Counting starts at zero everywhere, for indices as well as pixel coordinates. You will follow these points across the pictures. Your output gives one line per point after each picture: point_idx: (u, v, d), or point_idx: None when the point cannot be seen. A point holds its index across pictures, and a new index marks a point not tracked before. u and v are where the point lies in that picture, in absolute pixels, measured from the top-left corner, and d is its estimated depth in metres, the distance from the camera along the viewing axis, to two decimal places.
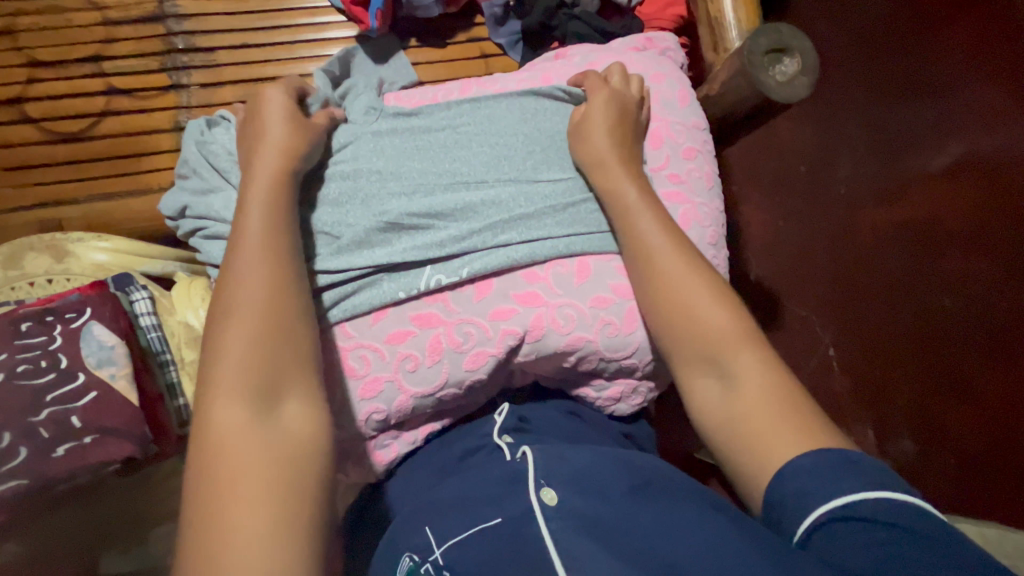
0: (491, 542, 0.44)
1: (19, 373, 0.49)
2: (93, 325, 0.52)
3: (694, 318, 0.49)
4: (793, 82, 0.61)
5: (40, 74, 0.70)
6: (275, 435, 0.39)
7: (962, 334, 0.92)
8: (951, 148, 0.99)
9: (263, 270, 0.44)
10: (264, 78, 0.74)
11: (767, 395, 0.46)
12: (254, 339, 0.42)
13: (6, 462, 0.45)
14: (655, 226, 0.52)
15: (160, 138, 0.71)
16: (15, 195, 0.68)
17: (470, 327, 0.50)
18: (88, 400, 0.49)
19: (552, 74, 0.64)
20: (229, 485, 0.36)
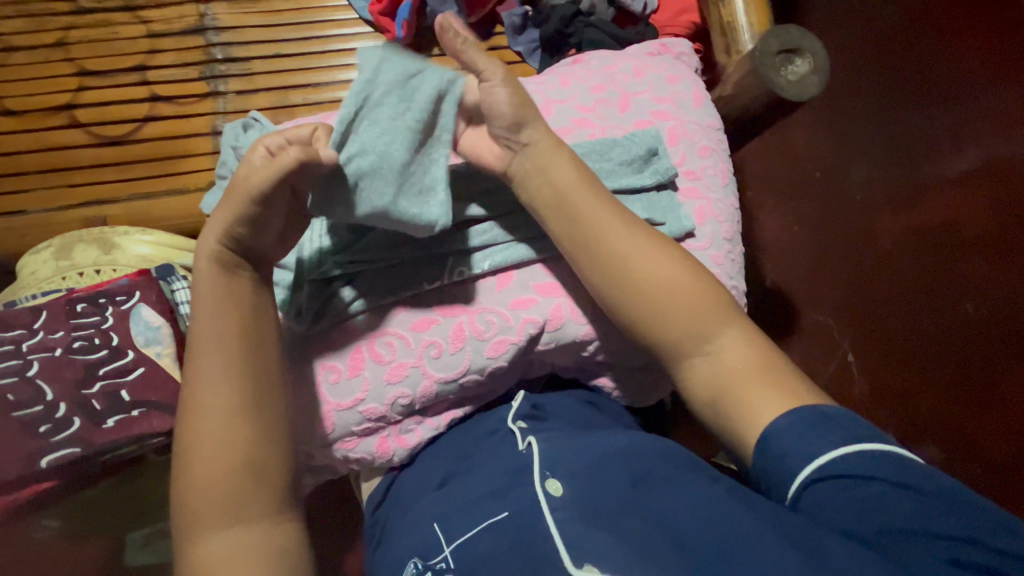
0: (499, 536, 0.45)
1: (74, 349, 0.53)
2: (143, 307, 0.56)
3: (657, 285, 0.50)
4: (805, 81, 0.63)
5: (89, 83, 0.75)
6: (237, 494, 0.44)
7: (984, 336, 0.97)
8: (970, 153, 1.06)
9: (211, 346, 0.46)
10: (295, 85, 0.78)
11: (752, 362, 0.48)
12: (210, 411, 0.45)
13: (62, 430, 0.48)
14: (608, 213, 0.51)
15: (198, 142, 0.75)
16: (63, 195, 0.72)
17: (491, 316, 0.52)
18: (135, 375, 0.53)
19: (572, 77, 0.67)
20: (199, 533, 0.43)
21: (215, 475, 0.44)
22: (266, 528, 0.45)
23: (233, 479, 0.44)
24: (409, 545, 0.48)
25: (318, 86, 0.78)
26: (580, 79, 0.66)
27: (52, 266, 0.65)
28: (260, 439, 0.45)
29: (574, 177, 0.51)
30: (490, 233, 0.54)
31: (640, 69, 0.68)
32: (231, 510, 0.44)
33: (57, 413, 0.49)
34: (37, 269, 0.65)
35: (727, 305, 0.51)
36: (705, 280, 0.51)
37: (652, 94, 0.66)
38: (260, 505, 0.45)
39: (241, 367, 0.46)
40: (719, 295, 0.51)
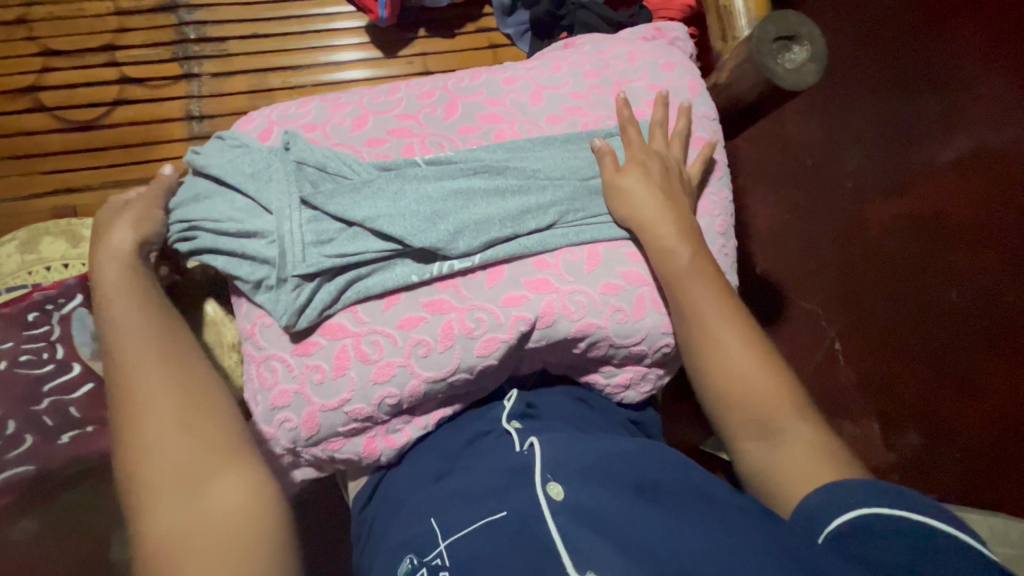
0: (496, 535, 0.43)
1: (21, 362, 0.54)
2: (89, 318, 0.56)
3: (734, 376, 0.50)
4: (801, 70, 0.61)
5: (53, 64, 0.70)
6: (182, 458, 0.45)
7: (972, 326, 0.99)
8: (958, 142, 1.06)
9: (135, 330, 0.50)
10: (274, 68, 0.74)
11: (825, 452, 0.47)
12: (152, 383, 0.47)
13: (14, 448, 0.52)
14: (711, 302, 0.52)
15: (172, 127, 0.71)
16: (30, 183, 0.69)
17: (481, 313, 0.51)
18: (83, 392, 0.54)
19: (562, 63, 0.64)
20: (152, 502, 0.43)
21: (162, 445, 0.45)
22: (217, 488, 0.44)
23: (178, 444, 0.45)
24: (401, 546, 0.47)
25: (299, 69, 0.75)
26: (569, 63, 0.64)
27: (17, 260, 0.62)
28: (212, 416, 0.48)
29: (680, 271, 0.52)
30: (481, 230, 0.52)
31: (634, 55, 0.65)
32: (177, 472, 0.44)
33: (7, 430, 0.52)
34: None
35: (801, 407, 0.50)
36: (781, 379, 0.51)
37: (646, 82, 0.64)
38: (212, 463, 0.45)
39: (171, 345, 0.50)
40: (794, 393, 0.50)
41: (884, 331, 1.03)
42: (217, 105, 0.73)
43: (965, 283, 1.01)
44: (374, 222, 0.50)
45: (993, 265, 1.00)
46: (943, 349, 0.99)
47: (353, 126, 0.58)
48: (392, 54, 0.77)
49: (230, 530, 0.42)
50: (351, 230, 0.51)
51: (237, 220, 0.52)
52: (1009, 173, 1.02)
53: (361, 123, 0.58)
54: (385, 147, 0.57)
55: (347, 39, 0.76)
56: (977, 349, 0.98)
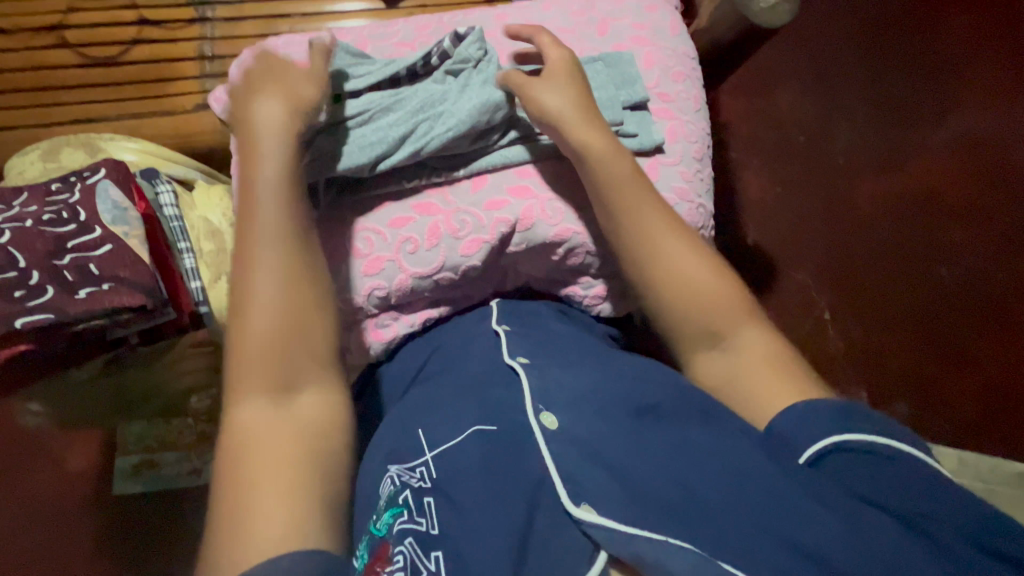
0: (484, 447, 0.45)
1: (42, 221, 0.46)
2: (108, 183, 0.48)
3: (687, 287, 0.51)
4: (775, 9, 0.63)
5: (77, 4, 0.75)
6: (283, 364, 0.45)
7: (955, 300, 1.06)
8: (951, 125, 1.16)
9: (269, 213, 0.47)
10: (282, 14, 0.79)
11: (770, 361, 0.49)
12: (264, 273, 0.46)
13: (33, 299, 0.42)
14: (652, 210, 0.53)
15: (185, 66, 0.76)
16: (51, 114, 0.73)
17: (466, 216, 0.54)
18: (100, 252, 0.45)
19: (551, 4, 0.69)
20: (236, 393, 0.44)
21: (263, 344, 0.44)
22: (302, 404, 0.44)
23: (278, 345, 0.45)
24: (383, 459, 0.47)
25: (306, 16, 0.79)
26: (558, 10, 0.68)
27: (39, 168, 0.63)
28: (311, 307, 0.47)
29: (624, 175, 0.53)
30: (480, 108, 0.54)
31: None
32: (273, 379, 0.44)
33: (32, 280, 0.43)
34: (24, 170, 0.64)
35: (752, 308, 0.52)
36: (727, 279, 0.52)
37: (630, 21, 0.68)
38: (303, 375, 0.45)
39: (285, 236, 0.47)
40: (739, 293, 0.52)
41: (869, 291, 1.07)
42: (228, 47, 0.77)
43: (954, 256, 1.08)
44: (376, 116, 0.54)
45: (969, 238, 1.09)
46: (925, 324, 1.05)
47: None
48: (393, 5, 0.81)
49: (301, 443, 0.42)
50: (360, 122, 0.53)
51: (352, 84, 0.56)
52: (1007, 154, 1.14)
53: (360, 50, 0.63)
54: None
55: None
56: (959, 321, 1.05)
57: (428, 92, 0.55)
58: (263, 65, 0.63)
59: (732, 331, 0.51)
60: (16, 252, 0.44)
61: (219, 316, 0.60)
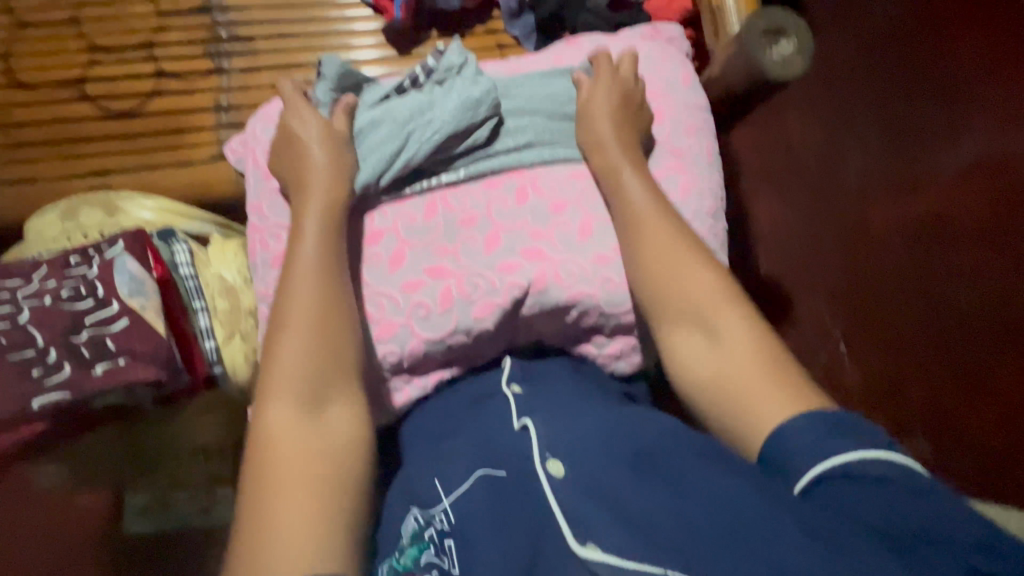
0: (489, 493, 0.47)
1: (61, 297, 0.46)
2: (123, 255, 0.49)
3: (676, 277, 0.52)
4: (789, 61, 0.64)
5: (99, 58, 0.77)
6: (316, 378, 0.46)
7: (975, 325, 0.88)
8: (967, 145, 0.94)
9: (310, 242, 0.51)
10: (297, 64, 0.80)
11: (755, 352, 0.48)
12: (302, 292, 0.49)
13: (50, 375, 0.43)
14: (642, 194, 0.56)
15: (202, 117, 0.77)
16: (67, 166, 0.74)
17: (479, 279, 0.54)
18: (117, 327, 0.46)
19: (562, 57, 0.70)
20: (263, 410, 0.45)
21: (296, 356, 0.46)
22: (329, 416, 0.45)
23: (309, 359, 0.46)
24: (405, 500, 0.51)
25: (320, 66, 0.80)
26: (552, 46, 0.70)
27: (58, 226, 0.64)
28: (344, 330, 0.49)
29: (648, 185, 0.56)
30: (463, 111, 0.57)
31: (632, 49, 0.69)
32: (301, 389, 0.45)
33: (47, 358, 0.44)
34: (42, 229, 0.65)
35: (738, 297, 0.52)
36: (716, 272, 0.53)
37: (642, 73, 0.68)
38: (332, 389, 0.46)
39: (328, 269, 0.51)
40: (729, 290, 0.52)
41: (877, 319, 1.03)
42: (243, 97, 0.78)
43: (979, 280, 0.88)
44: (378, 125, 0.59)
45: (992, 262, 0.87)
46: (947, 356, 0.91)
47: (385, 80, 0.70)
48: (405, 53, 0.82)
49: (329, 456, 0.44)
50: (367, 132, 0.59)
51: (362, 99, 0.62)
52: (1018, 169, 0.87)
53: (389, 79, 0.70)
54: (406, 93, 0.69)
55: (364, 39, 0.82)
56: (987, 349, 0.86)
57: (415, 98, 0.60)
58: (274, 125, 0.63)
59: (721, 321, 0.50)
60: (33, 331, 0.44)
61: (233, 373, 0.60)
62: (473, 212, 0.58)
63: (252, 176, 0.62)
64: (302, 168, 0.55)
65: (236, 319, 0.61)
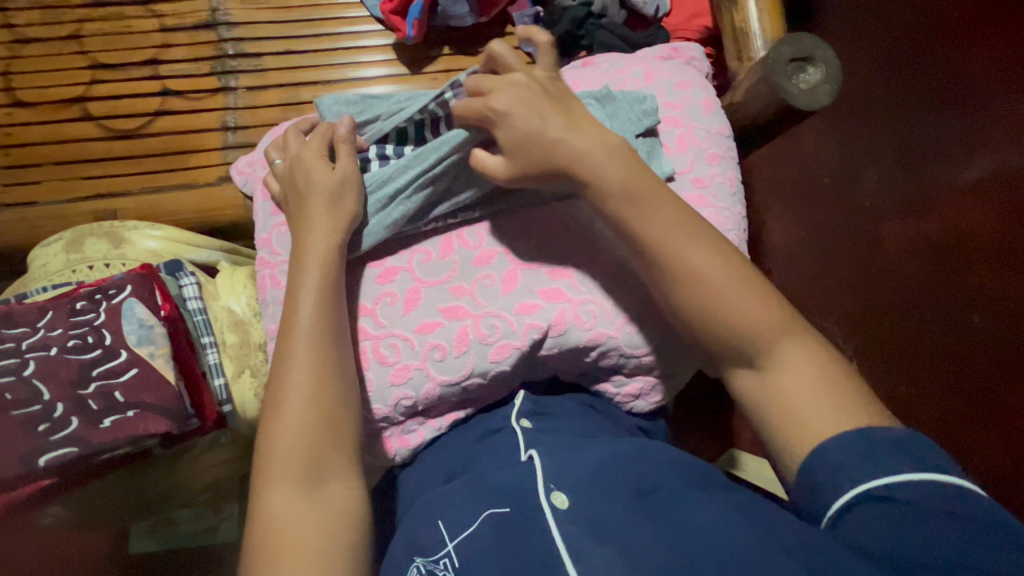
0: (494, 531, 0.44)
1: (68, 348, 0.48)
2: (133, 302, 0.50)
3: (732, 312, 0.47)
4: (816, 90, 0.62)
5: (102, 76, 0.75)
6: (313, 454, 0.45)
7: (988, 351, 0.83)
8: (982, 160, 0.89)
9: (308, 308, 0.49)
10: (305, 82, 0.78)
11: (812, 386, 0.45)
12: (301, 365, 0.47)
13: (58, 430, 0.44)
14: (695, 242, 0.48)
15: (208, 137, 0.75)
16: (71, 188, 0.73)
17: (495, 321, 0.53)
18: (128, 377, 0.47)
19: (581, 80, 0.68)
20: (262, 489, 0.44)
21: (296, 434, 0.46)
22: (330, 494, 0.45)
23: (309, 436, 0.46)
24: (407, 548, 0.47)
25: (328, 83, 0.78)
26: (560, 76, 0.70)
27: (62, 259, 0.64)
28: (340, 400, 0.47)
29: (672, 205, 0.49)
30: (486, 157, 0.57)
31: (651, 74, 0.68)
32: (301, 469, 0.45)
33: (55, 413, 0.45)
34: (47, 261, 0.65)
35: (793, 322, 0.48)
36: (771, 298, 0.48)
37: (662, 100, 0.66)
38: (328, 465, 0.46)
39: (325, 333, 0.49)
40: (781, 313, 0.47)
41: (880, 328, 1.01)
42: (250, 117, 0.76)
43: (993, 303, 0.84)
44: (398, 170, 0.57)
45: (1009, 285, 0.82)
46: (969, 375, 0.86)
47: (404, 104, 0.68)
48: (417, 70, 0.80)
49: (324, 537, 0.43)
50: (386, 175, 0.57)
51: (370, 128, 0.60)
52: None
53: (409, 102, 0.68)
54: None
55: (375, 55, 0.80)
56: (998, 379, 0.82)
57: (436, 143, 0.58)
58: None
59: (776, 358, 0.46)
60: (40, 384, 0.45)
61: (243, 411, 0.59)
62: (490, 251, 0.57)
63: (261, 208, 0.61)
64: (302, 223, 0.53)
65: (246, 354, 0.59)
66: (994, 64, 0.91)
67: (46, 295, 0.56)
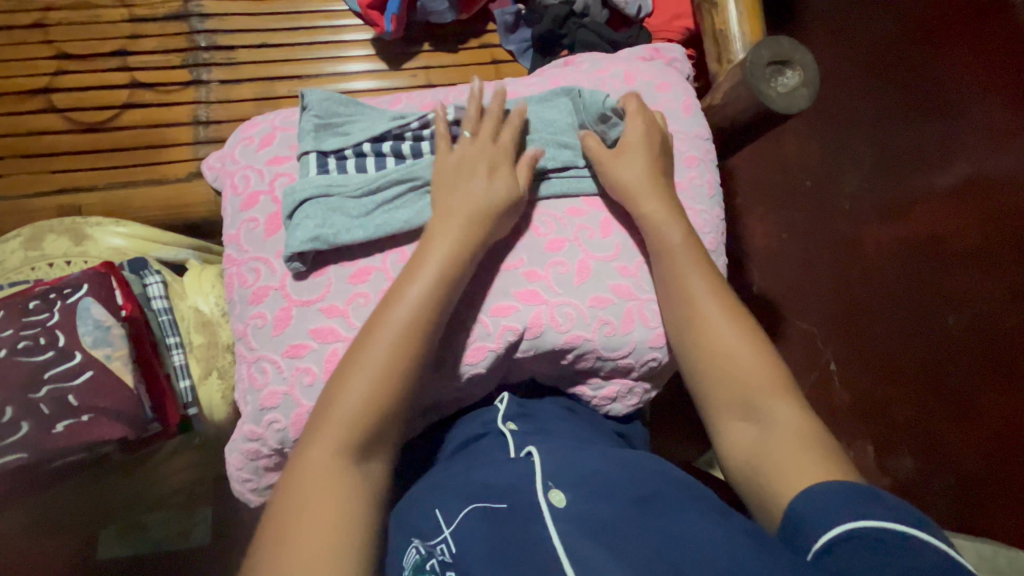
0: (488, 528, 0.44)
1: (18, 350, 0.45)
2: (89, 302, 0.48)
3: (731, 359, 0.51)
4: (794, 94, 0.62)
5: (67, 67, 0.73)
6: (372, 429, 0.46)
7: (959, 353, 0.90)
8: (958, 167, 0.96)
9: (422, 286, 0.48)
10: (280, 76, 0.76)
11: (803, 435, 0.47)
12: (391, 337, 0.47)
13: (6, 436, 0.43)
14: (698, 272, 0.54)
15: (179, 131, 0.73)
16: (32, 182, 0.70)
17: (471, 323, 0.53)
18: (82, 380, 0.45)
19: (561, 79, 0.67)
20: (307, 447, 0.44)
21: (360, 403, 0.45)
22: (370, 469, 0.46)
23: (375, 410, 0.46)
24: (406, 532, 0.47)
25: (305, 78, 0.76)
26: (540, 74, 0.69)
27: (21, 256, 0.62)
28: (414, 383, 0.47)
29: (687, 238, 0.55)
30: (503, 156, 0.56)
31: (631, 75, 0.67)
32: (355, 438, 0.45)
33: (4, 417, 0.43)
34: (4, 258, 0.62)
35: (791, 386, 0.50)
36: (764, 349, 0.52)
37: None
38: (378, 444, 0.46)
39: (428, 310, 0.48)
40: (781, 374, 0.51)
41: (857, 325, 1.00)
42: (224, 111, 0.74)
43: (967, 307, 0.91)
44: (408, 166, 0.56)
45: (992, 291, 0.89)
46: (937, 377, 0.91)
47: (385, 101, 0.66)
48: (396, 67, 0.79)
49: (348, 515, 0.42)
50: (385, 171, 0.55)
51: (354, 128, 0.58)
52: (1013, 198, 0.90)
53: (390, 100, 0.66)
54: (402, 107, 0.65)
55: (354, 50, 0.78)
56: (968, 378, 0.89)
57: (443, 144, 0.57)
58: (256, 147, 0.60)
59: (770, 415, 0.49)
60: None
61: (209, 414, 0.57)
62: None
63: (231, 204, 0.59)
64: (454, 200, 0.52)
65: (213, 355, 0.58)
66: (968, 75, 0.98)
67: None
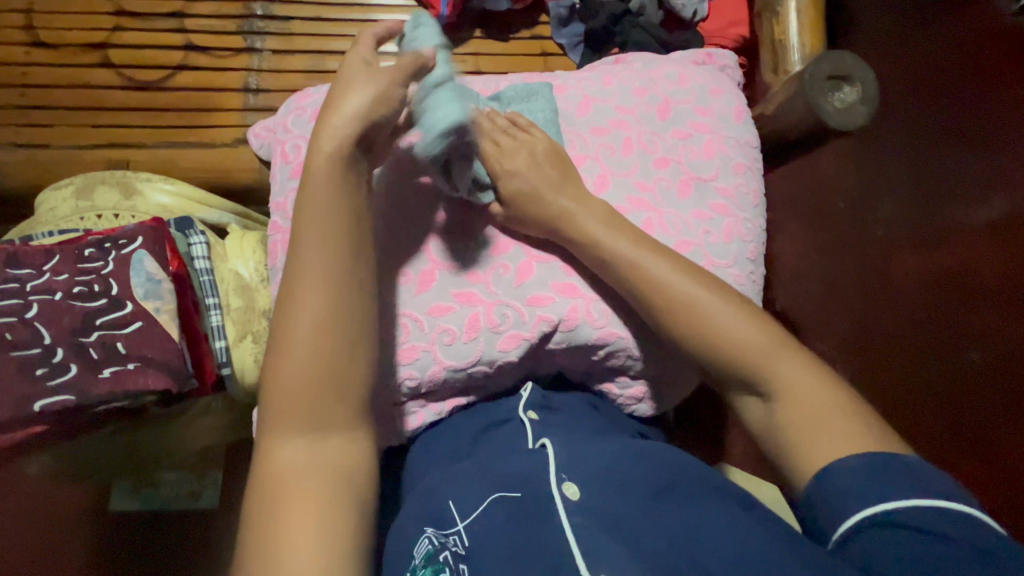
0: (507, 518, 0.44)
1: (73, 294, 0.47)
2: (144, 255, 0.50)
3: (722, 336, 0.49)
4: (850, 110, 0.61)
5: (125, 23, 0.74)
6: (318, 407, 0.43)
7: (983, 390, 0.81)
8: (1003, 204, 0.85)
9: (320, 249, 0.43)
10: (331, 51, 0.76)
11: (817, 403, 0.46)
12: (308, 309, 0.43)
13: (55, 376, 0.43)
14: (663, 262, 0.51)
15: (229, 97, 0.74)
16: (83, 134, 0.71)
17: (507, 310, 0.52)
18: (132, 329, 0.46)
19: (613, 76, 0.66)
20: (267, 441, 0.43)
21: (303, 380, 0.43)
22: (335, 444, 0.44)
23: (315, 389, 0.43)
24: (416, 521, 0.46)
25: None
26: (590, 69, 0.68)
27: (70, 205, 0.63)
28: (351, 349, 0.44)
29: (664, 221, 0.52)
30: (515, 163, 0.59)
31: (684, 77, 0.67)
32: (301, 422, 0.43)
33: (54, 358, 0.44)
34: (55, 205, 0.63)
35: (790, 342, 0.49)
36: (756, 317, 0.50)
37: (693, 104, 0.65)
38: (335, 417, 0.44)
39: (337, 270, 0.44)
40: (774, 332, 0.49)
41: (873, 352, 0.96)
42: (274, 81, 0.75)
43: (992, 343, 0.81)
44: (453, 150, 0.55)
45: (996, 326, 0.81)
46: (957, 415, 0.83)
47: None
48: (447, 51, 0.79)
49: (326, 492, 0.42)
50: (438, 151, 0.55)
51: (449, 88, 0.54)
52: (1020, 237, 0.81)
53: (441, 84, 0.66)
54: None
55: None
56: (997, 422, 0.80)
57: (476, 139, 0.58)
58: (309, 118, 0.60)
59: (772, 372, 0.48)
60: (42, 328, 0.45)
61: (241, 375, 0.58)
62: (507, 240, 0.56)
63: (279, 172, 0.60)
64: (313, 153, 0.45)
65: (249, 319, 0.59)
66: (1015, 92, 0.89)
67: (52, 240, 0.55)
